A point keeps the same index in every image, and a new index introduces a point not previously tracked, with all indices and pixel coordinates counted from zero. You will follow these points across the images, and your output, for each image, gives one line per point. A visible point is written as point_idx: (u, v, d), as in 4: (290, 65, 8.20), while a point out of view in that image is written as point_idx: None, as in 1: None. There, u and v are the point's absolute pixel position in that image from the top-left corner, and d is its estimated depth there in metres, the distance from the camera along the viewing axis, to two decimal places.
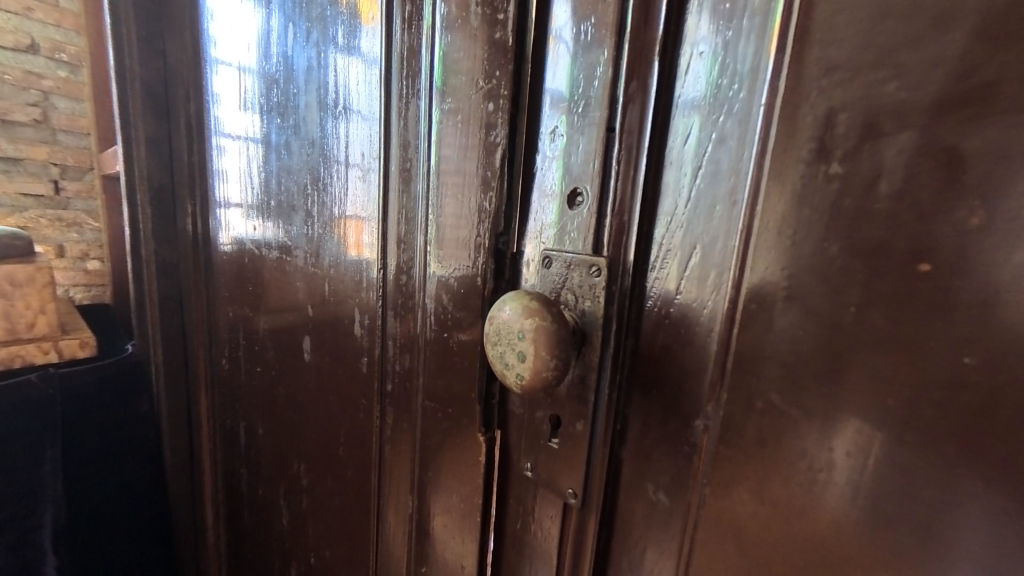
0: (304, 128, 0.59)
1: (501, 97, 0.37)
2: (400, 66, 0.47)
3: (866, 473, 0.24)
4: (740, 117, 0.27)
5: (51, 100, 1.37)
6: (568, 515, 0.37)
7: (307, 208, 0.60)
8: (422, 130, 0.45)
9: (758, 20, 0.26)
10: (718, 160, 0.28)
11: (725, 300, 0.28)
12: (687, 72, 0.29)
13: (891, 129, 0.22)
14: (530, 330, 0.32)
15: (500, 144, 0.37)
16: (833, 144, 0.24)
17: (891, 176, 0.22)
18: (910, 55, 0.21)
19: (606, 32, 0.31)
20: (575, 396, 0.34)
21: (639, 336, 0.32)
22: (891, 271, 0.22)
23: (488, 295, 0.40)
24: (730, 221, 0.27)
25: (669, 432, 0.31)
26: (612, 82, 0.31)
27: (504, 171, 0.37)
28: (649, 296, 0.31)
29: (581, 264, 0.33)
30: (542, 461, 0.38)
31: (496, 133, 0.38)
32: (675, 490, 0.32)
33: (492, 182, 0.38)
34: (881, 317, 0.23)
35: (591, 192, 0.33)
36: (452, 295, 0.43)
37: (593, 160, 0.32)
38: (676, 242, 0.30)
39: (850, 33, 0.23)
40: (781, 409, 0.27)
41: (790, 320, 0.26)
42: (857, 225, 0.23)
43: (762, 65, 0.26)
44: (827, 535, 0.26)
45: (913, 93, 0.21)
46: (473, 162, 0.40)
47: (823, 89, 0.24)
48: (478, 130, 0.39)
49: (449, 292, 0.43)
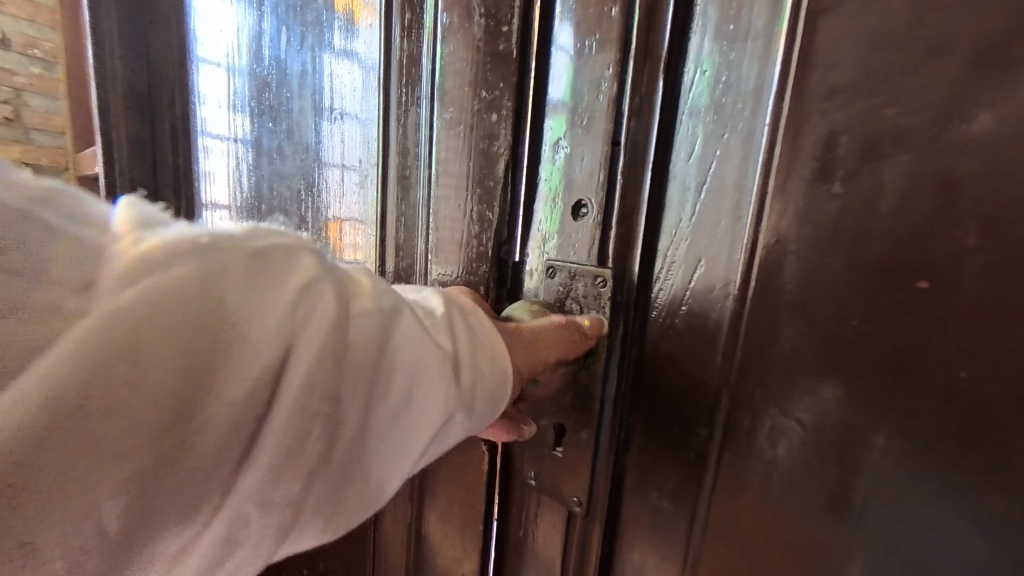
0: (297, 131, 0.59)
1: (504, 108, 0.37)
2: (399, 73, 0.47)
3: (868, 479, 0.25)
4: (744, 135, 0.27)
5: (26, 97, 1.59)
6: (572, 522, 0.37)
7: (300, 213, 0.60)
8: (421, 139, 0.45)
9: (762, 42, 0.26)
10: (723, 175, 0.28)
11: (728, 312, 0.29)
12: (690, 89, 0.30)
13: (890, 152, 0.23)
14: (532, 322, 0.33)
15: (503, 154, 0.38)
16: (835, 163, 0.24)
17: (890, 195, 0.23)
18: (912, 78, 0.22)
19: (610, 48, 0.32)
20: (580, 403, 0.35)
21: (644, 346, 0.33)
22: (890, 287, 0.23)
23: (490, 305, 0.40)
24: (734, 235, 0.28)
25: (673, 441, 0.32)
26: (617, 97, 0.32)
27: (507, 180, 0.38)
28: (654, 306, 0.32)
29: (586, 274, 0.34)
30: (546, 470, 0.38)
31: (499, 143, 0.38)
32: (680, 496, 0.32)
33: (495, 192, 0.39)
34: (881, 331, 0.24)
35: (595, 203, 0.33)
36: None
37: (596, 171, 0.33)
38: (680, 253, 0.30)
39: (850, 58, 0.24)
40: (784, 416, 0.27)
41: (793, 332, 0.26)
42: (858, 242, 0.24)
43: (766, 85, 0.26)
44: (831, 538, 0.27)
45: (912, 118, 0.22)
46: (474, 170, 0.40)
47: (825, 110, 0.24)
48: (480, 139, 0.39)
49: None
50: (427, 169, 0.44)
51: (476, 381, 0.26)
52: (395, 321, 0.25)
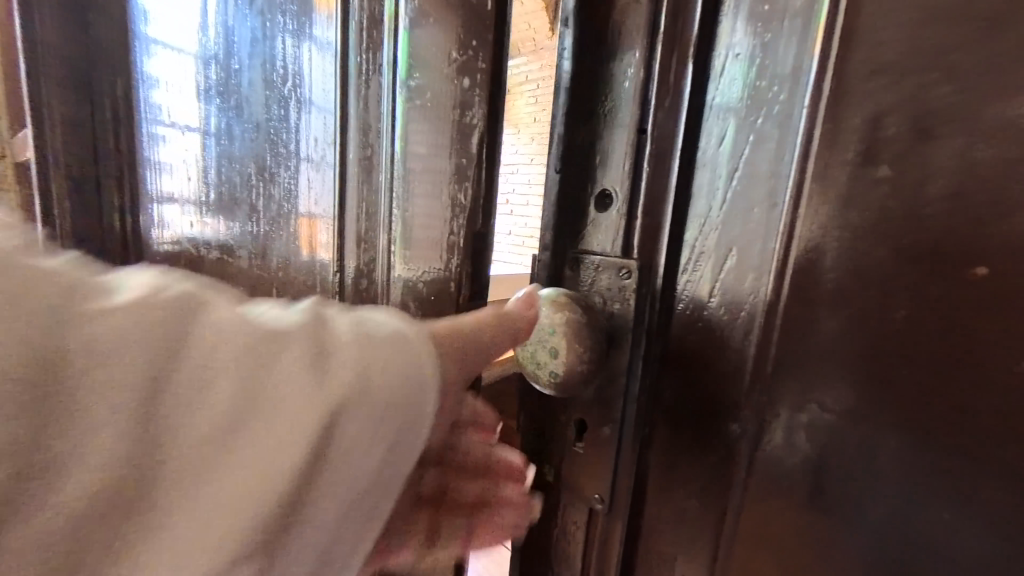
0: (247, 108, 0.52)
1: (478, 73, 0.35)
2: (360, 36, 0.42)
3: (917, 472, 0.24)
4: (780, 119, 0.26)
5: None
6: (592, 522, 0.35)
7: (252, 201, 0.54)
8: (383, 113, 0.42)
9: (800, 21, 0.26)
10: (757, 162, 0.27)
11: (764, 303, 0.28)
12: (721, 72, 0.28)
13: (942, 132, 0.22)
14: (563, 322, 0.30)
15: (476, 126, 0.36)
16: (880, 145, 0.24)
17: (943, 177, 0.22)
18: (963, 57, 0.22)
19: (637, 30, 0.30)
20: (601, 400, 0.33)
21: (669, 340, 0.31)
22: (943, 273, 0.23)
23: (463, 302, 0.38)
24: (769, 223, 0.27)
25: (702, 436, 0.31)
26: (645, 80, 0.30)
27: (481, 159, 0.36)
28: (680, 299, 0.31)
29: (610, 266, 0.31)
30: (564, 468, 0.36)
31: (472, 113, 0.36)
32: (710, 495, 0.31)
33: (468, 170, 0.36)
34: (932, 319, 0.23)
35: (620, 193, 0.31)
36: (422, 301, 0.40)
37: (622, 160, 0.31)
38: (710, 243, 0.29)
39: (897, 35, 0.23)
40: (825, 410, 0.26)
41: (834, 321, 0.26)
42: (909, 227, 0.23)
43: (805, 68, 0.26)
44: (872, 534, 0.26)
45: (966, 96, 0.22)
46: (445, 149, 0.37)
47: (870, 90, 0.24)
48: (451, 110, 0.37)
49: (416, 298, 0.41)
50: (393, 147, 0.41)
51: (373, 365, 0.22)
52: (212, 302, 0.21)
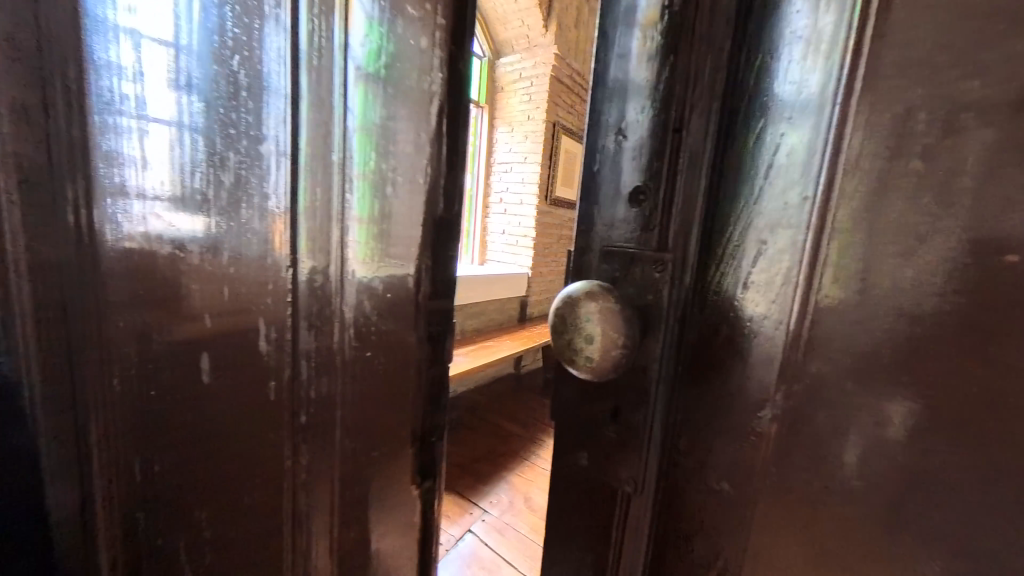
0: None
1: (437, 36, 0.32)
2: None
3: (945, 454, 0.25)
4: (811, 118, 0.28)
5: None
6: (624, 501, 0.37)
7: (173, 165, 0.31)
8: (341, 78, 0.29)
9: (831, 24, 0.27)
10: (787, 159, 0.29)
11: (795, 293, 0.29)
12: (752, 77, 0.30)
13: (972, 124, 0.23)
14: (597, 310, 0.33)
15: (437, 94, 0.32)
16: (910, 139, 0.24)
17: (972, 168, 0.23)
18: (993, 53, 0.22)
19: (674, 43, 0.33)
20: (634, 386, 0.35)
21: (700, 329, 0.33)
22: (972, 261, 0.23)
23: (426, 300, 0.34)
24: (799, 217, 0.28)
25: (731, 423, 0.32)
26: (681, 89, 0.33)
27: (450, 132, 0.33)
28: (712, 291, 0.32)
29: (646, 258, 0.34)
30: (597, 452, 0.37)
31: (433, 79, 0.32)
32: (739, 479, 0.32)
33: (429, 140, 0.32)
34: (962, 305, 0.24)
35: (656, 192, 0.34)
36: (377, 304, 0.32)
37: (657, 161, 0.34)
38: (742, 237, 0.31)
39: (926, 34, 0.24)
40: (852, 400, 0.27)
41: (863, 308, 0.26)
42: (937, 217, 0.24)
43: (834, 69, 0.27)
44: (898, 515, 0.26)
45: (997, 89, 0.22)
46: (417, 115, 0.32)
47: (899, 86, 0.25)
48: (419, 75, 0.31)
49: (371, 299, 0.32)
50: (352, 128, 0.29)
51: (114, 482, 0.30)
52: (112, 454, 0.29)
